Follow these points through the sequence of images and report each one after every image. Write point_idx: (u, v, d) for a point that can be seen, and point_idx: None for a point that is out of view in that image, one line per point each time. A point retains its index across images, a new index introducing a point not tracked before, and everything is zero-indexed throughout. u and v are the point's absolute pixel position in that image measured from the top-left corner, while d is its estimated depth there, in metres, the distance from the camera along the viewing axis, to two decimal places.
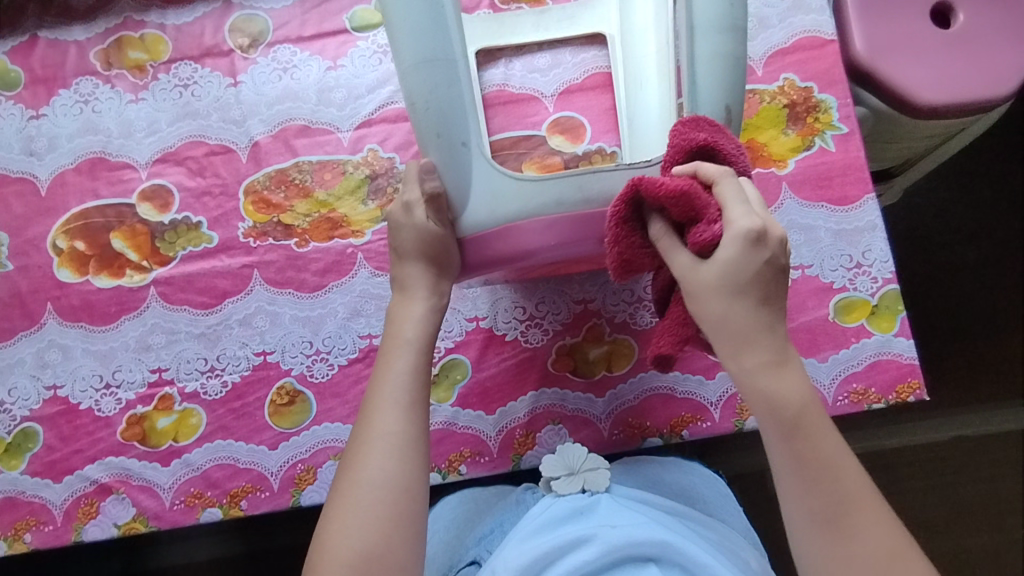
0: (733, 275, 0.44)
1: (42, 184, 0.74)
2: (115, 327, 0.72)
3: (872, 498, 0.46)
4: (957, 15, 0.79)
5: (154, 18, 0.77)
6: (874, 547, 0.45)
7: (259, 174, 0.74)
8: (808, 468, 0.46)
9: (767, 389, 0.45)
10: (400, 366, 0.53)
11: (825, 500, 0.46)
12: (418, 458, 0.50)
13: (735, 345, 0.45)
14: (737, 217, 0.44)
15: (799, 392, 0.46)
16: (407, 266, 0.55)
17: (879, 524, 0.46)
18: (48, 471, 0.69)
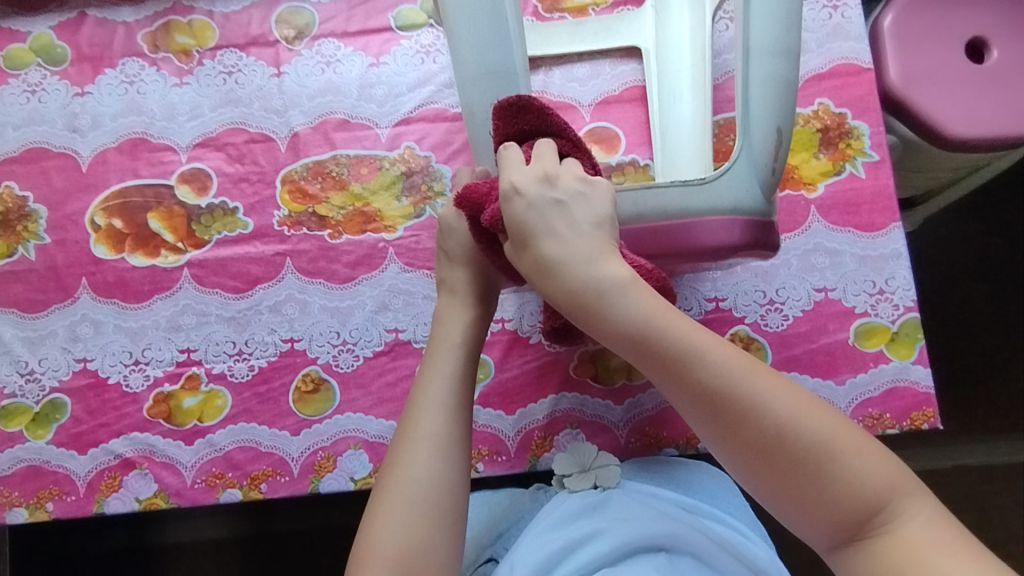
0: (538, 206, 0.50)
1: (83, 160, 0.76)
2: (147, 305, 0.73)
3: (761, 366, 0.47)
4: (991, 51, 0.80)
5: (203, 5, 0.78)
6: (794, 419, 0.45)
7: (297, 164, 0.75)
8: (712, 413, 0.46)
9: (608, 312, 0.48)
10: (445, 369, 0.55)
11: (747, 437, 0.45)
12: (461, 456, 0.52)
13: (615, 322, 0.48)
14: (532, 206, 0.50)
15: (644, 306, 0.48)
16: (455, 269, 0.59)
17: (782, 393, 0.46)
18: (74, 442, 0.70)
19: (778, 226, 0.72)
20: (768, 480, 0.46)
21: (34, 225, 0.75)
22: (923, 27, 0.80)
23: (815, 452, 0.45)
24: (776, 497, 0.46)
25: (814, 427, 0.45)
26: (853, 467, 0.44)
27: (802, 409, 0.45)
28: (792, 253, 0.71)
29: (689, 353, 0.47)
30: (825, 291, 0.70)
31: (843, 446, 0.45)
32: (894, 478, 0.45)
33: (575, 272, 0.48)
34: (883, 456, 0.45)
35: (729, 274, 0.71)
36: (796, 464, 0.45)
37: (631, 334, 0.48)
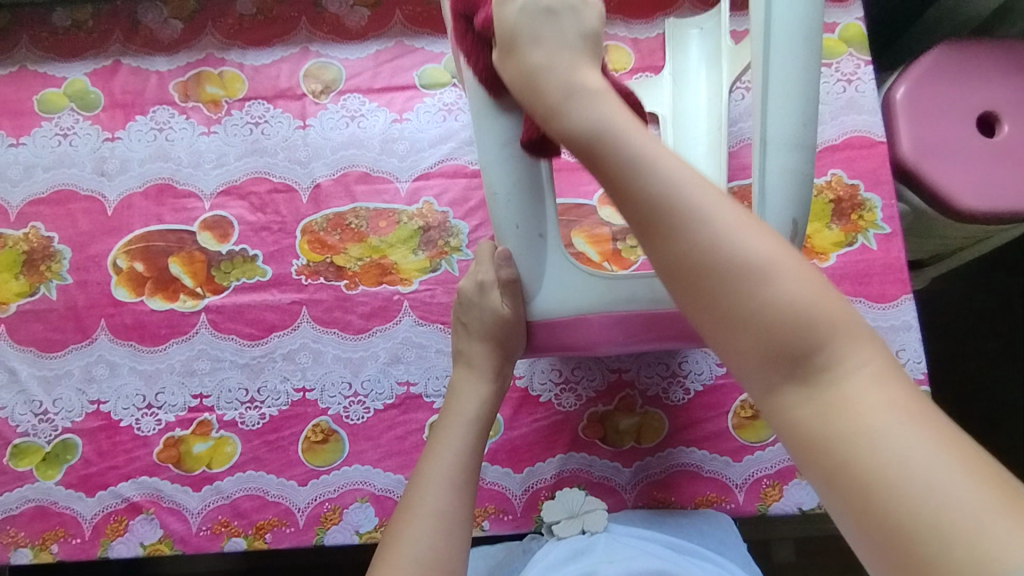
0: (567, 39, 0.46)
1: (109, 204, 0.77)
2: (163, 349, 0.74)
3: (708, 187, 0.40)
4: (1002, 125, 0.81)
5: (234, 57, 0.81)
6: (731, 246, 0.38)
7: (318, 215, 0.76)
8: (633, 209, 0.41)
9: (563, 122, 0.43)
10: (454, 442, 0.55)
11: (672, 250, 0.39)
12: (462, 533, 0.51)
13: (571, 128, 0.43)
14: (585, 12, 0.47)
15: (612, 109, 0.43)
16: (474, 344, 0.59)
17: (720, 214, 0.39)
18: (83, 484, 0.71)
19: None
20: (692, 310, 0.39)
21: (57, 266, 0.76)
22: (935, 100, 0.82)
23: (726, 260, 0.37)
24: (689, 302, 0.39)
25: (733, 243, 0.38)
26: (755, 243, 0.38)
27: (726, 229, 0.38)
28: None
29: (620, 137, 0.41)
30: None
31: (783, 269, 0.37)
32: (834, 313, 0.36)
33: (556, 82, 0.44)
34: (820, 283, 0.37)
35: None
36: (725, 302, 0.37)
37: (583, 141, 0.42)
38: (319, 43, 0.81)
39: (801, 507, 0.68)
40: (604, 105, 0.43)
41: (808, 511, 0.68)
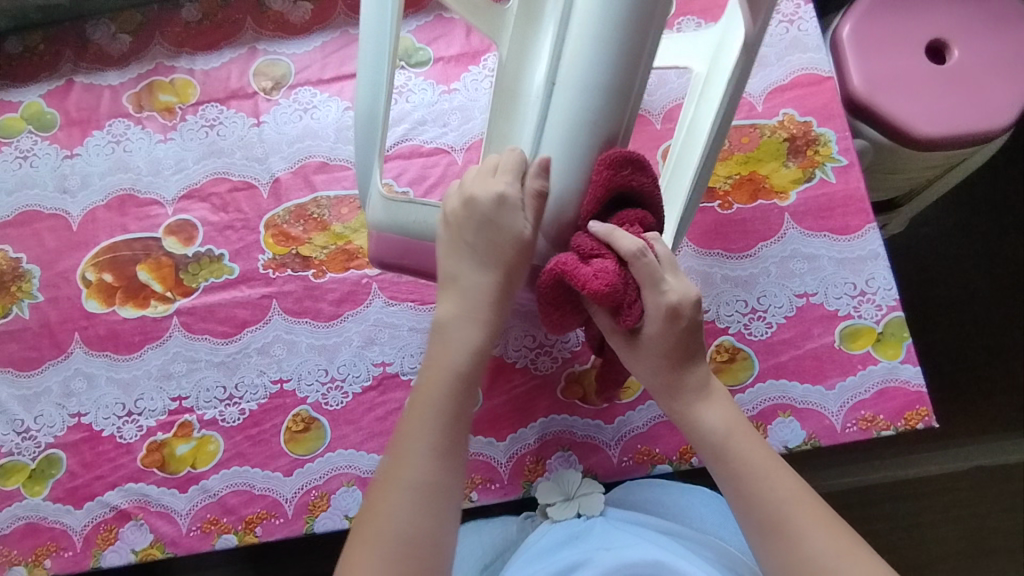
0: (661, 342, 0.53)
1: (74, 220, 0.78)
2: (138, 356, 0.74)
3: (803, 498, 0.52)
4: (951, 51, 0.81)
5: (184, 64, 0.82)
6: (801, 523, 0.50)
7: (280, 209, 0.77)
8: (714, 441, 0.55)
9: (694, 415, 0.55)
10: (437, 406, 0.54)
11: (758, 503, 0.52)
12: (451, 503, 0.53)
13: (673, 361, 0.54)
14: (678, 286, 0.51)
15: (725, 415, 0.55)
16: (477, 275, 0.54)
17: (776, 475, 0.53)
18: (70, 497, 0.71)
19: (754, 235, 0.72)
20: (760, 531, 0.51)
21: (28, 284, 0.77)
22: (881, 33, 0.82)
23: (783, 512, 0.51)
24: (749, 521, 0.52)
25: (804, 500, 0.51)
26: (822, 544, 0.49)
27: (797, 492, 0.52)
28: (770, 261, 0.72)
29: (703, 392, 0.55)
30: (806, 297, 0.70)
31: (807, 525, 0.50)
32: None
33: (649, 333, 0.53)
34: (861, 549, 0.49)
35: (708, 285, 0.71)
36: (770, 517, 0.51)
37: (717, 436, 0.55)
38: (265, 41, 0.82)
39: (787, 446, 0.67)
40: (691, 360, 0.55)
41: (795, 450, 0.67)
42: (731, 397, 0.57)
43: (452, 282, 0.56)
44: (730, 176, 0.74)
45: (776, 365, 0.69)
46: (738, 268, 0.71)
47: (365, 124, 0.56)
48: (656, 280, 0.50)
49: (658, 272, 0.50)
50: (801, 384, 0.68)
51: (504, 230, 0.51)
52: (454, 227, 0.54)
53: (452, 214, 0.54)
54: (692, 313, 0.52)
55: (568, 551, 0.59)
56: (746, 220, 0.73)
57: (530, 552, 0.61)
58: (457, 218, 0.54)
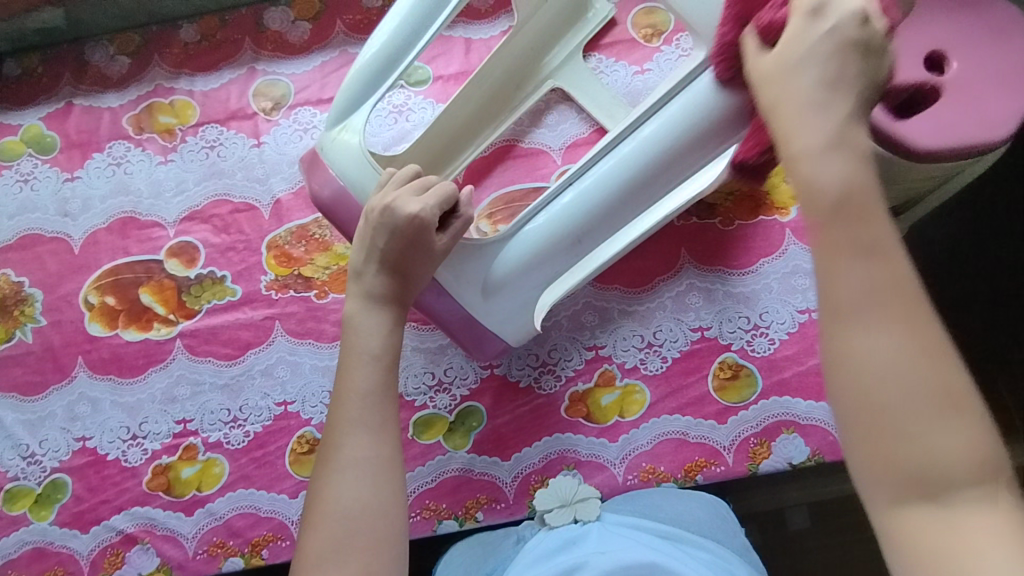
0: (795, 51, 0.40)
1: (75, 243, 0.78)
2: (142, 379, 0.74)
3: (961, 396, 0.35)
4: (950, 63, 0.81)
5: (183, 85, 0.82)
6: (920, 393, 0.34)
7: (281, 230, 0.77)
8: (827, 213, 0.37)
9: (805, 169, 0.38)
10: (362, 380, 0.54)
11: (850, 342, 0.36)
12: (394, 472, 0.53)
13: (788, 123, 0.39)
14: (773, 57, 0.41)
15: (846, 173, 0.37)
16: (375, 273, 0.56)
17: (934, 357, 0.35)
18: (76, 522, 0.71)
19: (754, 251, 0.73)
20: (826, 360, 0.37)
21: (30, 309, 0.77)
22: None
23: (868, 323, 0.35)
24: (839, 388, 0.36)
25: (890, 303, 0.35)
26: (955, 448, 0.34)
27: (902, 351, 0.35)
28: (771, 277, 0.72)
29: (837, 137, 0.38)
30: (809, 312, 0.71)
31: (949, 428, 0.34)
32: (971, 449, 0.34)
33: (773, 90, 0.40)
34: (983, 432, 0.35)
35: (711, 301, 0.72)
36: (876, 400, 0.35)
37: (831, 201, 0.37)
38: (264, 61, 0.82)
39: (791, 462, 0.67)
40: (859, 119, 0.39)
41: (800, 466, 0.67)
42: (870, 157, 0.38)
43: (357, 278, 0.57)
44: (731, 193, 0.75)
45: (779, 381, 0.69)
46: (739, 284, 0.72)
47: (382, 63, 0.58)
48: (748, 54, 0.43)
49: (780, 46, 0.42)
50: (805, 400, 0.68)
51: (416, 244, 0.54)
52: (370, 224, 0.55)
53: (366, 216, 0.56)
54: (826, 73, 0.39)
55: (565, 557, 0.58)
56: (746, 236, 0.74)
57: (527, 561, 0.60)
58: (371, 220, 0.55)
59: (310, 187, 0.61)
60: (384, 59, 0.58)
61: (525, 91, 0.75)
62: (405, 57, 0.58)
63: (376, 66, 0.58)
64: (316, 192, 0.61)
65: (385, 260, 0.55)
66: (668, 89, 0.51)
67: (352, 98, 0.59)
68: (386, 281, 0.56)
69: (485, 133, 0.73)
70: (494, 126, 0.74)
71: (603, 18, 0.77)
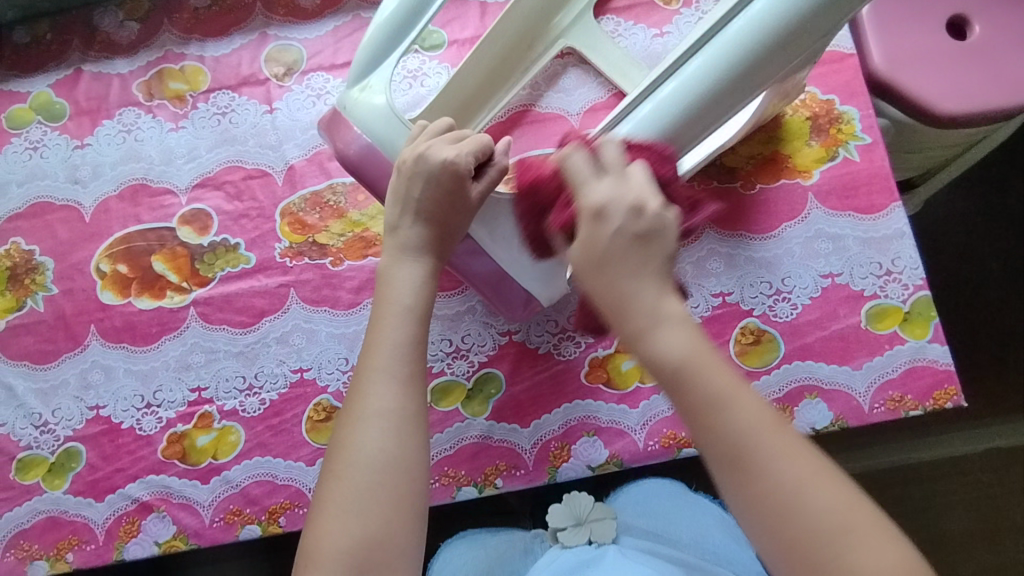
0: (594, 252, 0.44)
1: (86, 210, 0.77)
2: (156, 347, 0.73)
3: (834, 479, 0.41)
4: (973, 27, 0.80)
5: (194, 50, 0.80)
6: (791, 479, 0.41)
7: (295, 197, 0.76)
8: (667, 379, 0.43)
9: (649, 348, 0.43)
10: (393, 333, 0.52)
11: (716, 435, 0.42)
12: (420, 426, 0.51)
13: (610, 287, 0.44)
14: (609, 185, 0.45)
15: (689, 344, 0.43)
16: (410, 225, 0.55)
17: (790, 455, 0.41)
18: (91, 490, 0.70)
19: (777, 216, 0.72)
20: (720, 480, 0.42)
21: (41, 277, 0.76)
22: (901, 10, 0.81)
23: (744, 443, 0.41)
24: (737, 503, 0.42)
25: (763, 432, 0.42)
26: (863, 553, 0.39)
27: (785, 475, 0.41)
28: (794, 241, 0.71)
29: (653, 318, 0.43)
30: (832, 277, 0.70)
31: (849, 531, 0.40)
32: (846, 507, 0.40)
33: (602, 297, 0.44)
34: (861, 504, 0.41)
35: (732, 266, 0.71)
36: (772, 520, 0.41)
37: (672, 368, 0.43)
38: (276, 26, 0.80)
39: (814, 427, 0.67)
40: (631, 271, 0.43)
41: (822, 431, 0.67)
42: (691, 316, 0.44)
43: (392, 231, 0.56)
44: (753, 156, 0.73)
45: (802, 347, 0.68)
46: (760, 249, 0.71)
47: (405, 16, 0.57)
48: (577, 183, 0.46)
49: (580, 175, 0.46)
50: (827, 365, 0.68)
51: (451, 193, 0.54)
52: (405, 174, 0.55)
53: (399, 167, 0.56)
54: (628, 223, 0.44)
55: None
56: (769, 202, 0.72)
57: None
58: (404, 171, 0.55)
59: (333, 146, 0.60)
60: (409, 11, 0.57)
61: (536, 52, 0.73)
62: (429, 8, 0.57)
63: (401, 18, 0.58)
64: (340, 151, 0.59)
65: (421, 211, 0.55)
66: (710, 25, 0.48)
67: (374, 54, 0.58)
68: (422, 231, 0.55)
69: (496, 98, 0.72)
70: (507, 90, 0.73)
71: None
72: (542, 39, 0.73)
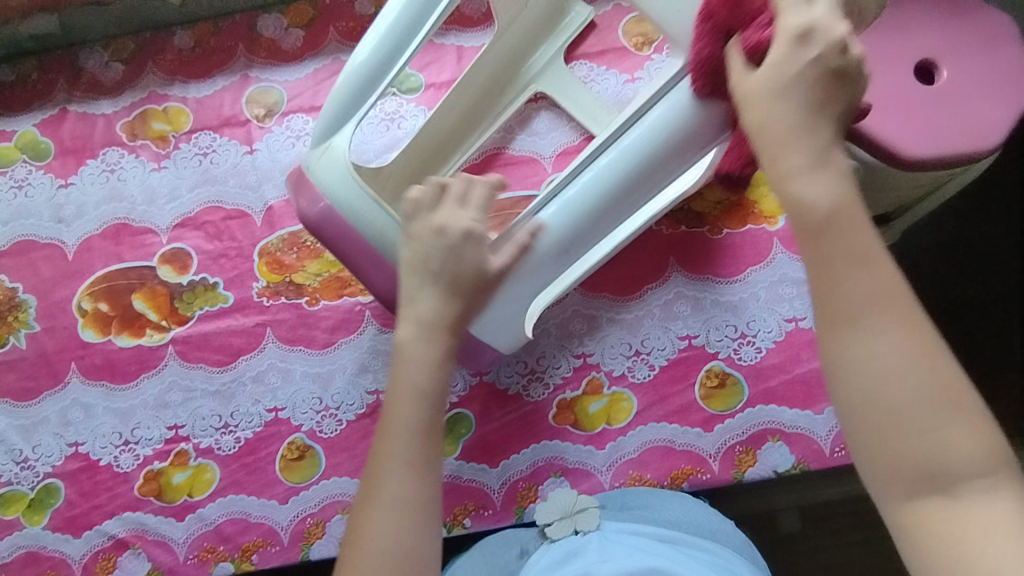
0: (784, 73, 0.41)
1: (69, 249, 0.79)
2: (134, 385, 0.75)
3: (962, 390, 0.38)
4: (940, 72, 0.82)
5: (177, 91, 0.82)
6: (896, 358, 0.37)
7: (273, 237, 0.77)
8: (764, 140, 0.41)
9: (794, 189, 0.40)
10: (409, 417, 0.52)
11: (851, 348, 0.38)
12: (433, 514, 0.51)
13: (768, 148, 0.41)
14: (823, 10, 0.43)
15: (829, 189, 0.40)
16: (426, 294, 0.54)
17: (926, 357, 0.38)
18: (69, 526, 0.72)
19: (743, 260, 0.73)
20: (829, 370, 0.39)
21: (24, 314, 0.77)
22: (871, 54, 0.82)
23: (863, 305, 0.38)
24: (845, 396, 0.39)
25: (890, 307, 0.38)
26: (966, 451, 0.37)
27: (905, 351, 0.37)
28: (759, 285, 0.73)
29: (813, 161, 0.40)
30: (795, 321, 0.71)
31: (962, 423, 0.37)
32: (960, 393, 0.38)
33: (750, 111, 0.42)
34: (994, 440, 0.38)
35: (698, 309, 0.73)
36: (884, 418, 0.37)
37: (819, 214, 0.39)
38: (257, 68, 0.82)
39: (776, 470, 0.68)
40: (823, 120, 0.41)
41: (784, 474, 0.68)
42: (848, 175, 0.41)
43: (408, 303, 0.54)
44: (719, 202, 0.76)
45: (765, 390, 0.70)
46: (727, 293, 0.72)
47: (359, 80, 0.58)
48: (738, 72, 0.45)
49: (741, 75, 0.44)
50: (790, 409, 0.69)
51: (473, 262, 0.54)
52: (419, 245, 0.54)
53: (407, 237, 0.55)
54: (829, 55, 0.41)
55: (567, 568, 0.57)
56: (735, 246, 0.74)
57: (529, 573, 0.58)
58: (417, 241, 0.55)
59: (298, 205, 0.62)
60: (365, 78, 0.58)
61: (508, 97, 0.75)
62: (383, 73, 0.58)
63: (357, 84, 0.58)
64: (302, 211, 0.61)
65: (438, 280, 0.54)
66: (658, 86, 0.52)
67: (332, 118, 0.59)
68: (441, 303, 0.54)
69: (467, 142, 0.74)
70: (479, 134, 0.74)
71: (586, 20, 0.77)
72: (513, 84, 0.75)
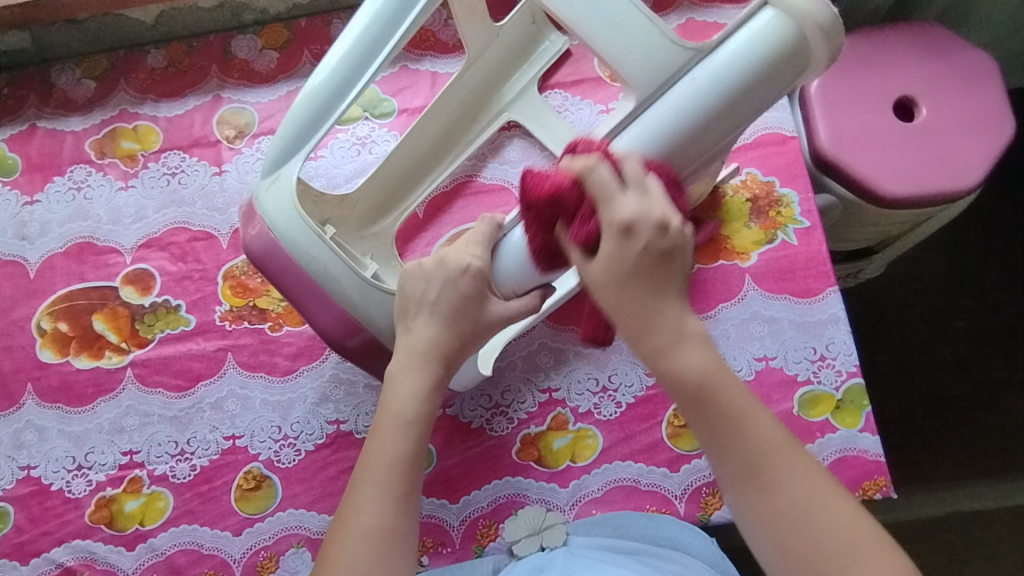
0: (615, 270, 0.44)
1: (31, 267, 0.77)
2: (91, 408, 0.73)
3: (833, 492, 0.45)
4: (919, 109, 0.81)
5: (147, 110, 0.81)
6: (786, 475, 0.45)
7: (238, 260, 0.76)
8: (700, 423, 0.46)
9: (670, 363, 0.45)
10: (391, 446, 0.52)
11: (733, 450, 0.45)
12: (406, 550, 0.50)
13: (635, 315, 0.45)
14: (633, 202, 0.45)
15: (705, 362, 0.46)
16: (420, 325, 0.54)
17: (790, 456, 0.45)
18: (16, 553, 0.69)
19: (714, 296, 0.72)
20: (727, 480, 0.46)
21: None
22: (849, 90, 0.81)
23: (762, 461, 0.45)
24: (749, 508, 0.45)
25: (761, 446, 0.45)
26: (837, 544, 0.43)
27: (789, 468, 0.45)
28: (730, 322, 0.71)
29: (676, 337, 0.45)
30: (766, 360, 0.70)
31: (837, 515, 0.44)
32: (833, 497, 0.44)
33: (599, 293, 0.46)
34: (865, 525, 0.44)
35: None
36: (783, 518, 0.44)
37: (694, 385, 0.45)
38: (230, 89, 0.81)
39: None
40: (670, 292, 0.45)
41: None
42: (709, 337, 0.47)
43: (405, 333, 0.55)
44: None
45: None
46: None
47: (314, 111, 0.58)
48: (604, 195, 0.45)
49: (608, 188, 0.45)
50: None
51: (468, 295, 0.53)
52: (422, 274, 0.54)
53: (416, 271, 0.54)
54: (654, 240, 0.44)
55: None
56: (706, 281, 0.72)
57: None
58: (426, 272, 0.54)
59: (245, 234, 0.60)
60: (319, 106, 0.58)
61: (479, 125, 0.73)
62: (337, 104, 0.57)
63: (311, 113, 0.58)
64: (248, 240, 0.60)
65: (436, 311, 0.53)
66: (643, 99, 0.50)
67: (284, 148, 0.58)
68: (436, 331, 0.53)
69: (437, 170, 0.73)
70: (449, 162, 0.73)
71: (559, 51, 0.75)
72: (485, 112, 0.73)
